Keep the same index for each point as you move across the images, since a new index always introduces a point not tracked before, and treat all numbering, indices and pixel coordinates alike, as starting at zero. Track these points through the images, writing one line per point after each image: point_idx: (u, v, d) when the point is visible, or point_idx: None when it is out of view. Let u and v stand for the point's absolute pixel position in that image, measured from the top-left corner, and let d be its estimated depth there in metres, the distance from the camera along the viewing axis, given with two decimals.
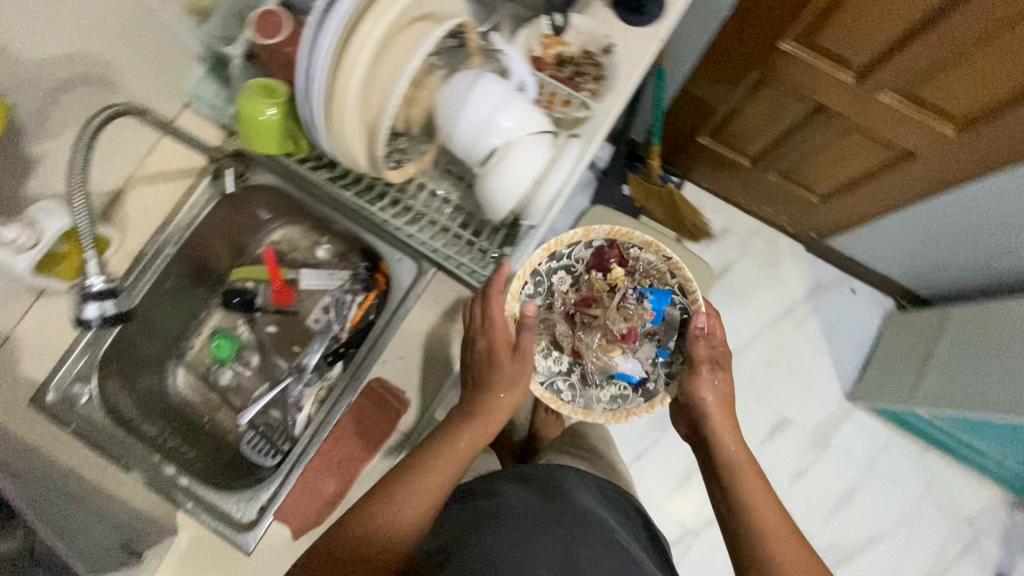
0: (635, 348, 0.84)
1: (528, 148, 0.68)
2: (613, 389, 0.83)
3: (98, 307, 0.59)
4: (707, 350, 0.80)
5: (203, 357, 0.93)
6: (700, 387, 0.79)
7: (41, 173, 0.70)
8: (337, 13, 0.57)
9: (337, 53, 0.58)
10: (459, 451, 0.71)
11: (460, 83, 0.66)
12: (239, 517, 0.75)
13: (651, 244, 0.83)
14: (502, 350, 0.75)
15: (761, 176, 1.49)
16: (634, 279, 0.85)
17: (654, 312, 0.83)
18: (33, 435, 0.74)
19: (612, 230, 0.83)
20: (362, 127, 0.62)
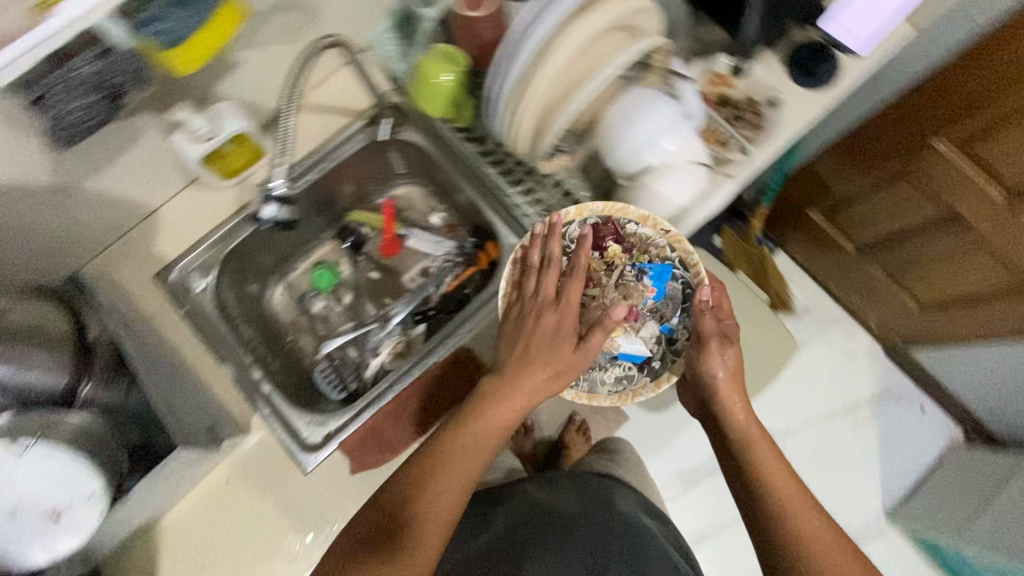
0: (638, 327, 0.73)
1: (681, 174, 0.70)
2: (616, 370, 0.72)
3: (275, 209, 0.78)
4: (713, 325, 0.69)
5: (302, 282, 0.99)
6: (709, 367, 0.69)
7: (234, 76, 0.75)
8: (557, 10, 0.62)
9: (542, 44, 0.63)
10: (494, 427, 0.66)
11: (635, 98, 0.68)
12: (305, 438, 0.77)
13: (649, 219, 0.71)
14: (570, 332, 0.68)
15: (863, 266, 1.44)
16: (632, 254, 0.73)
17: (656, 286, 0.73)
18: (151, 306, 0.80)
19: (607, 207, 0.71)
20: (537, 115, 0.67)
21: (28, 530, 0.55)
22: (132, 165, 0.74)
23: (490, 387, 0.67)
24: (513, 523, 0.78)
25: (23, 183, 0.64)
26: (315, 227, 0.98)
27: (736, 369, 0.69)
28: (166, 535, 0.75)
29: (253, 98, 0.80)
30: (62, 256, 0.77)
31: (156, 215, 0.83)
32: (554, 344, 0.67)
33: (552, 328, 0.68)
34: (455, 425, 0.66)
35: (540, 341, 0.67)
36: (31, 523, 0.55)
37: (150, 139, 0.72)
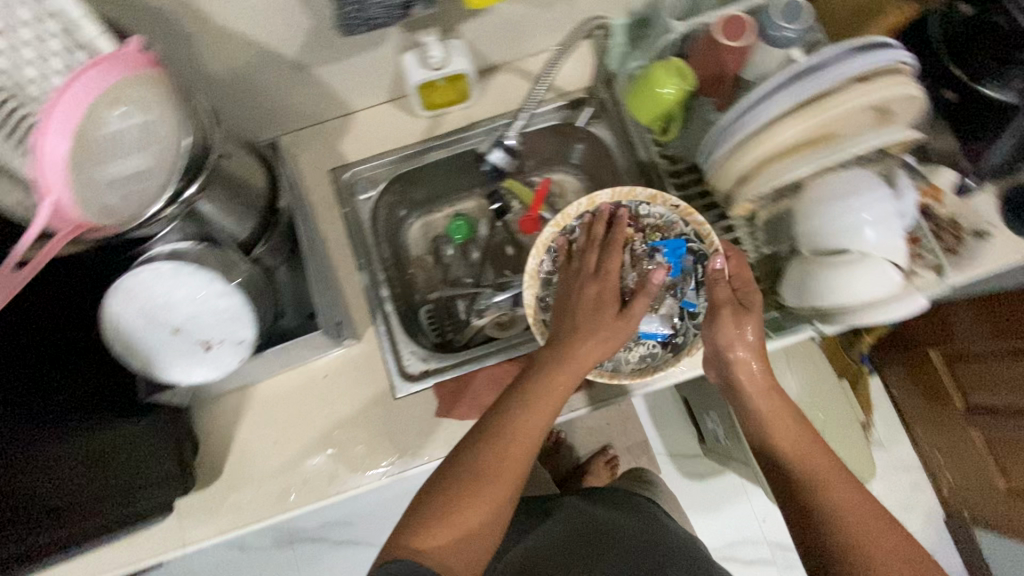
0: (657, 306, 0.78)
1: (875, 268, 0.66)
2: (640, 349, 0.78)
3: (499, 156, 0.85)
4: (728, 292, 0.71)
5: (439, 225, 1.02)
6: (728, 337, 0.70)
7: (478, 21, 0.77)
8: (820, 80, 0.64)
9: (791, 108, 0.65)
10: (550, 404, 0.64)
11: (850, 181, 0.68)
12: (405, 366, 0.81)
13: (657, 198, 0.78)
14: (608, 300, 0.71)
15: (961, 425, 1.36)
16: (643, 235, 0.80)
17: (671, 262, 0.79)
18: (317, 198, 0.85)
19: (617, 193, 0.78)
20: (750, 168, 0.70)
21: (176, 348, 0.58)
22: (359, 69, 0.78)
23: (545, 365, 0.67)
24: (575, 522, 0.80)
25: (275, 50, 0.69)
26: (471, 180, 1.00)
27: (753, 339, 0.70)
28: (256, 401, 0.79)
29: (480, 48, 0.83)
30: (263, 125, 0.82)
31: (351, 119, 0.88)
32: (602, 315, 0.70)
33: (595, 300, 0.72)
34: (515, 406, 0.63)
35: (586, 311, 0.71)
36: (181, 344, 0.58)
37: (386, 51, 0.76)
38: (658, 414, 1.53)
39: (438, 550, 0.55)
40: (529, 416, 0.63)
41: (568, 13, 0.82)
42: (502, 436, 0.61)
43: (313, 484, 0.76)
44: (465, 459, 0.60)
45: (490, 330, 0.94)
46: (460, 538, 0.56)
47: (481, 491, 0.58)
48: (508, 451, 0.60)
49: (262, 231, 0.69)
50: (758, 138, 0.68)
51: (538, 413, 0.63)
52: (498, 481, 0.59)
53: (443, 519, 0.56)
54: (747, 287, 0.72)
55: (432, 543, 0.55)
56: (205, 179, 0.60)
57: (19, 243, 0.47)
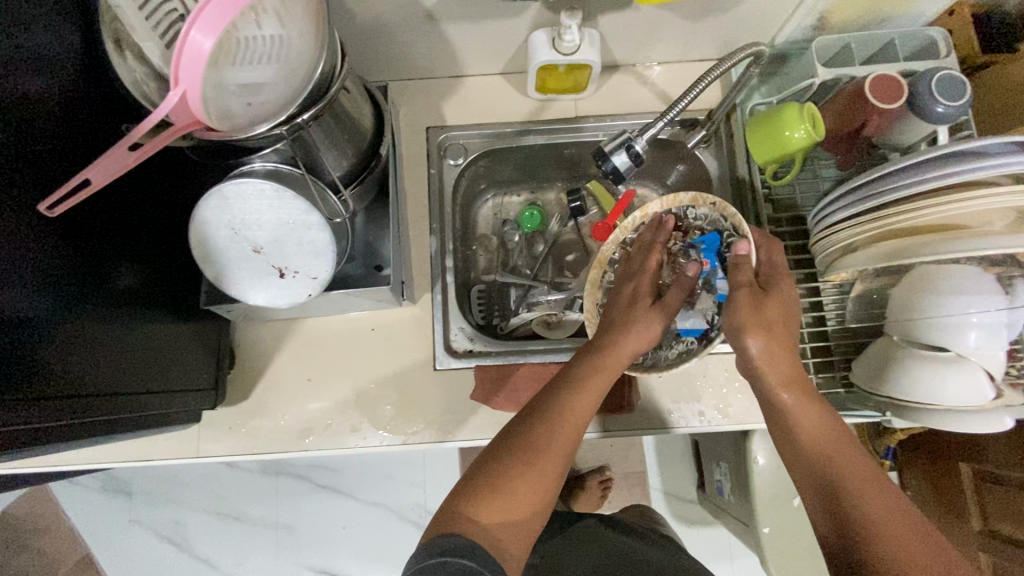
0: (692, 302, 0.76)
1: (972, 376, 0.62)
2: (679, 346, 0.76)
3: (624, 162, 0.71)
4: (750, 276, 0.64)
5: (512, 210, 1.01)
6: (743, 317, 0.61)
7: (619, 18, 0.74)
8: (965, 168, 0.60)
9: (923, 191, 0.63)
10: (588, 406, 0.60)
11: (968, 279, 0.64)
12: (453, 340, 0.80)
13: (698, 199, 0.73)
14: (643, 296, 0.70)
15: (970, 547, 1.32)
16: (685, 235, 0.79)
17: (709, 256, 0.76)
18: (408, 153, 0.84)
19: (667, 198, 0.74)
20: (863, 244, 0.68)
21: (250, 268, 0.57)
22: (487, 35, 0.76)
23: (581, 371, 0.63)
24: (588, 551, 0.79)
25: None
26: (556, 173, 0.98)
27: (773, 324, 0.60)
28: (300, 334, 0.79)
29: (608, 44, 0.81)
30: (374, 67, 0.81)
31: (459, 82, 0.86)
32: (635, 307, 0.69)
33: (632, 298, 0.70)
34: (548, 404, 0.59)
35: (622, 307, 0.70)
36: (257, 265, 0.57)
37: (520, 25, 0.74)
38: (665, 450, 1.50)
39: (491, 520, 0.51)
40: (569, 394, 0.60)
41: (708, 31, 0.79)
42: (548, 411, 0.58)
43: (332, 431, 0.75)
44: (515, 431, 0.57)
45: (536, 327, 0.92)
46: (511, 505, 0.52)
47: (539, 464, 0.55)
48: (552, 427, 0.57)
49: (357, 173, 0.68)
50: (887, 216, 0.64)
51: (588, 397, 0.60)
52: (545, 457, 0.55)
53: (493, 495, 0.52)
54: (775, 272, 0.65)
55: (482, 517, 0.51)
56: (324, 107, 0.58)
57: (139, 127, 0.46)
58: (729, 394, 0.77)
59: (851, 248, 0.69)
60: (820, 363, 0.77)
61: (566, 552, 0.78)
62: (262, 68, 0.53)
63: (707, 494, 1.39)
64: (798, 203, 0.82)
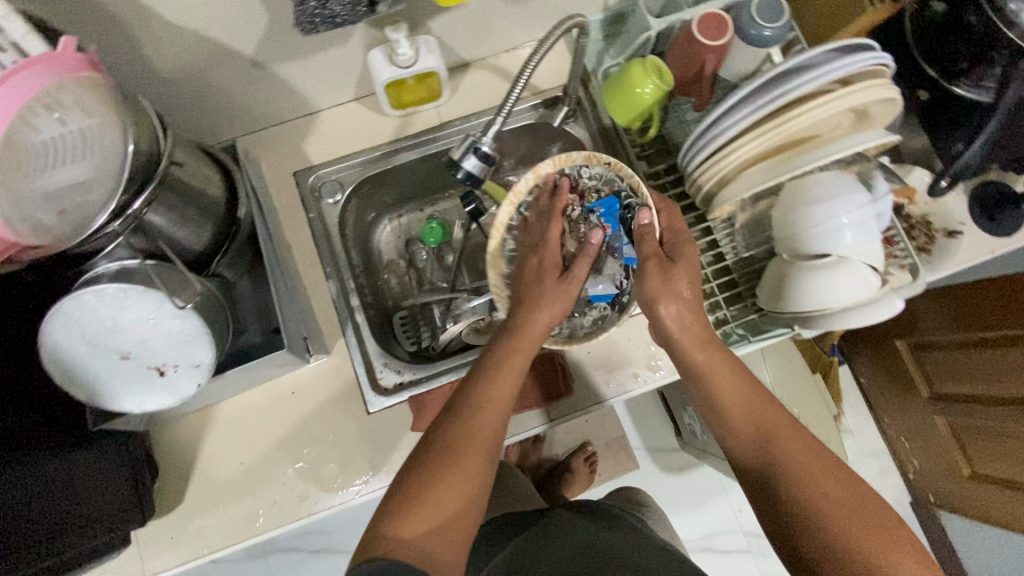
0: (599, 268, 0.75)
1: (858, 272, 0.66)
2: (593, 314, 0.76)
3: (473, 163, 0.69)
4: (654, 244, 0.65)
5: (413, 228, 0.99)
6: (654, 290, 0.62)
7: (449, 18, 0.74)
8: (797, 85, 0.62)
9: (767, 114, 0.64)
10: (498, 402, 0.59)
11: (827, 186, 0.67)
12: (379, 379, 0.77)
13: (592, 158, 0.72)
14: (549, 268, 0.67)
15: (925, 413, 1.42)
16: (581, 198, 0.75)
17: (609, 221, 0.75)
18: (282, 202, 0.81)
19: (557, 159, 0.71)
20: (726, 175, 0.69)
21: (124, 376, 0.54)
22: (323, 67, 0.74)
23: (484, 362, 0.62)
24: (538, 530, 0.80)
25: (231, 48, 0.64)
26: (445, 181, 0.97)
27: (683, 293, 0.63)
28: (221, 417, 0.75)
29: (450, 43, 0.80)
30: (219, 126, 0.77)
31: (315, 118, 0.84)
32: (543, 279, 0.67)
33: (538, 272, 0.68)
34: (460, 405, 0.58)
35: (529, 284, 0.67)
36: (132, 371, 0.54)
37: (353, 48, 0.72)
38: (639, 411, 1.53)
39: (419, 536, 0.51)
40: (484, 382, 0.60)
41: (542, 9, 0.79)
42: (468, 408, 0.58)
43: (282, 506, 0.72)
44: (433, 439, 0.57)
45: (467, 336, 0.89)
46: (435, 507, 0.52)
47: (461, 461, 0.54)
48: (475, 421, 0.57)
49: (219, 244, 0.64)
50: (743, 144, 0.65)
51: (503, 380, 0.61)
52: (470, 453, 0.55)
53: (422, 503, 0.52)
54: (677, 239, 0.66)
55: (412, 528, 0.51)
56: (156, 188, 0.54)
57: None
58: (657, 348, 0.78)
59: (725, 183, 0.70)
60: (731, 296, 0.80)
61: (546, 540, 0.76)
62: (80, 165, 0.49)
63: (686, 439, 1.43)
64: (672, 152, 0.84)
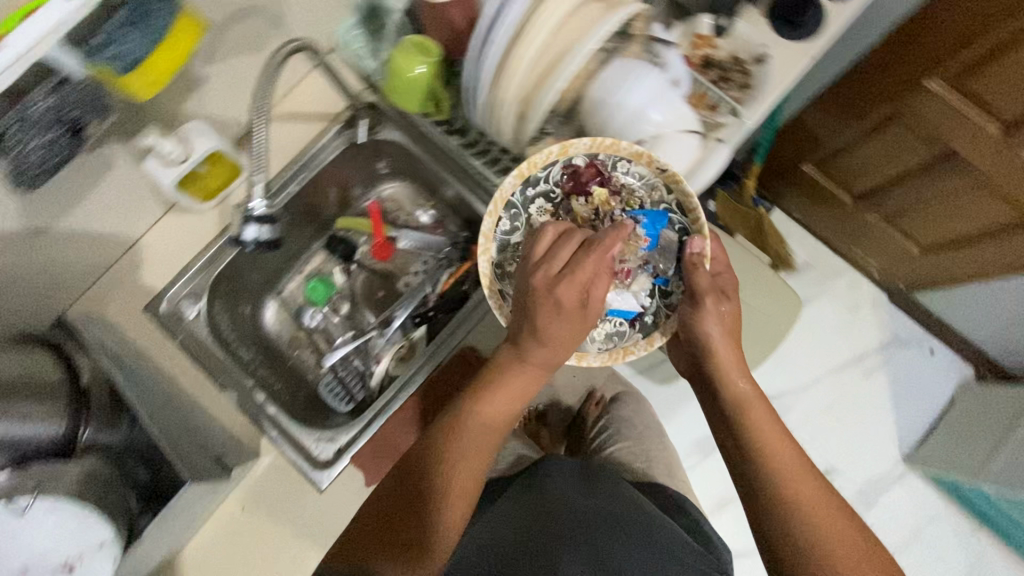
0: (629, 282, 0.69)
1: (676, 144, 0.67)
2: (607, 326, 0.69)
3: (257, 230, 0.73)
4: (709, 278, 0.64)
5: (297, 296, 0.96)
6: (700, 325, 0.64)
7: (200, 96, 0.72)
8: None
9: (517, 30, 0.61)
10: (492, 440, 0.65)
11: (618, 72, 0.65)
12: (317, 455, 0.76)
13: (642, 156, 0.67)
14: (568, 299, 0.59)
15: (859, 215, 1.45)
16: (620, 200, 0.70)
17: (650, 236, 0.69)
18: (145, 340, 0.79)
19: (596, 142, 0.67)
20: (518, 103, 0.65)
21: None
22: (110, 201, 0.72)
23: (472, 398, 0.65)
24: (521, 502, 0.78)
25: None
26: (295, 235, 0.93)
27: (731, 325, 0.65)
28: None
29: (223, 116, 0.78)
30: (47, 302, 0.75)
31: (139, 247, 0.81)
32: (556, 312, 0.60)
33: (559, 304, 0.59)
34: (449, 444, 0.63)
35: (548, 316, 0.60)
36: None
37: (126, 170, 0.70)
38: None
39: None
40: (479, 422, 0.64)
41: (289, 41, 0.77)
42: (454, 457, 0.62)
43: None
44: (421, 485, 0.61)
45: (394, 369, 0.90)
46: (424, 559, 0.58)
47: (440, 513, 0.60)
48: (461, 468, 0.62)
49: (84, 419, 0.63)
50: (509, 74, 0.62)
51: (494, 411, 0.65)
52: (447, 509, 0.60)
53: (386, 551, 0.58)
54: (720, 268, 0.67)
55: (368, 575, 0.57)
56: None
57: None
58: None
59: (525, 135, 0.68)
60: None
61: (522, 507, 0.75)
62: None
63: None
64: None
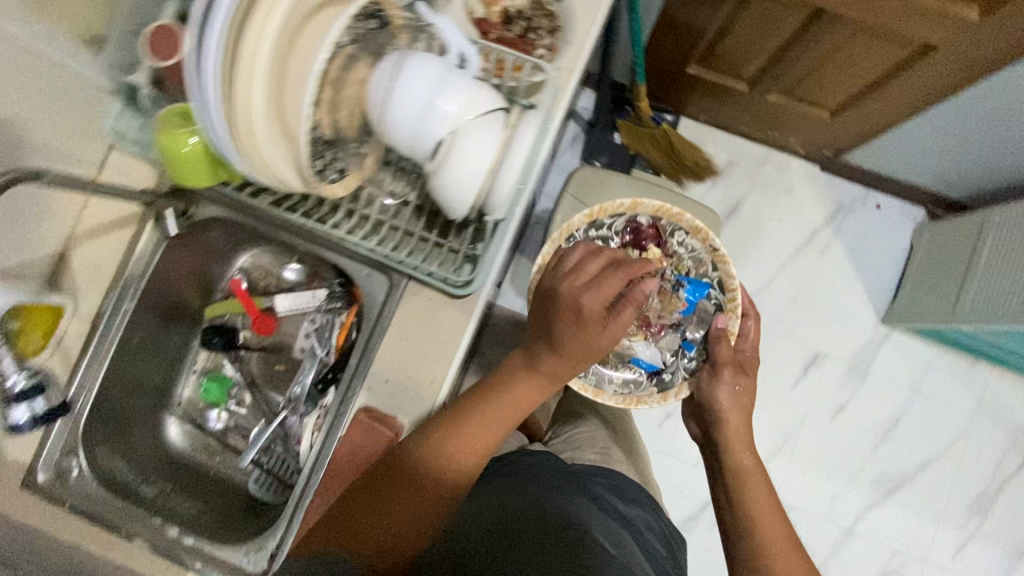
0: (657, 337, 0.85)
1: (478, 128, 0.58)
2: (627, 372, 0.85)
3: (26, 407, 0.69)
4: (729, 352, 0.81)
5: (196, 403, 0.89)
6: (718, 392, 0.79)
7: None
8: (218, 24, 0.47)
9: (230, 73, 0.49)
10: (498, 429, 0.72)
11: (385, 75, 0.57)
12: (252, 568, 0.74)
13: (700, 232, 0.87)
14: (591, 315, 0.70)
15: (761, 99, 1.36)
16: (673, 265, 0.88)
17: (687, 303, 0.86)
18: (32, 519, 0.71)
19: (661, 207, 0.88)
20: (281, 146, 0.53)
21: None
22: None
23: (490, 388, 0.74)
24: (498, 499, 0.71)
25: None
26: (165, 342, 0.86)
27: (744, 398, 0.80)
28: None
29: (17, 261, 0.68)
30: None
31: None
32: (579, 323, 0.70)
33: (581, 309, 0.70)
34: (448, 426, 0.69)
35: (571, 318, 0.70)
36: None
37: None
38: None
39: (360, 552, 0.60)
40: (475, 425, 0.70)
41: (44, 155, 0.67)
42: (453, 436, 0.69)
43: None
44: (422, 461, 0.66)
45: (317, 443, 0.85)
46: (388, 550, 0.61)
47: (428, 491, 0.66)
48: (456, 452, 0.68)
49: None
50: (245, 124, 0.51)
51: (500, 413, 0.72)
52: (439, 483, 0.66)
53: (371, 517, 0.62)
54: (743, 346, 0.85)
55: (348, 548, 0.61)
56: None
57: None
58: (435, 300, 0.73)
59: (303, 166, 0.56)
60: (441, 226, 0.70)
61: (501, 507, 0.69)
62: None
63: None
64: None
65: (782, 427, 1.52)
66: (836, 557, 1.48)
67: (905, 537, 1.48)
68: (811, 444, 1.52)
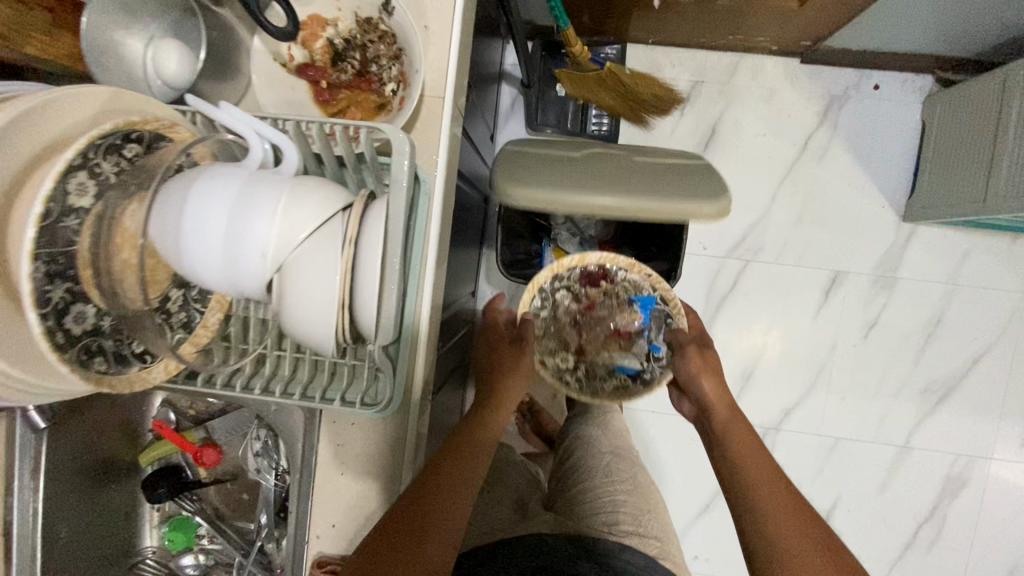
0: (630, 345, 0.87)
1: (307, 250, 0.43)
2: (614, 381, 0.86)
3: None
4: (687, 337, 0.82)
5: (167, 554, 0.82)
6: (690, 367, 0.78)
7: None
8: None
9: None
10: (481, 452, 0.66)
11: (163, 216, 0.42)
12: None
13: (635, 265, 0.88)
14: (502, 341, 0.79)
15: (710, 5, 1.12)
16: (623, 288, 0.89)
17: (643, 314, 0.88)
18: None
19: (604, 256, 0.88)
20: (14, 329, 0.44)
21: None
22: None
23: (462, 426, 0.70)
24: None
25: None
26: (108, 506, 0.78)
27: (716, 362, 0.79)
28: None
29: None
30: None
31: None
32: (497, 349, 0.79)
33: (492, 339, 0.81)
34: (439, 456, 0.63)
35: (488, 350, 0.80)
36: None
37: None
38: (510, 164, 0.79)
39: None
40: (448, 476, 0.61)
41: None
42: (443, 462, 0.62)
43: None
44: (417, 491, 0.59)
45: None
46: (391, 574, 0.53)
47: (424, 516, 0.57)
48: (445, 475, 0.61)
49: None
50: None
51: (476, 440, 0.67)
52: (434, 502, 0.58)
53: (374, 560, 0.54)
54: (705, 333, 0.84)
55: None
56: None
57: None
58: (360, 421, 0.62)
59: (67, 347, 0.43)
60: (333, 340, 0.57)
61: None
62: None
63: None
64: None
65: (813, 359, 1.38)
66: (895, 478, 1.38)
67: (965, 441, 1.37)
68: (848, 370, 1.38)
